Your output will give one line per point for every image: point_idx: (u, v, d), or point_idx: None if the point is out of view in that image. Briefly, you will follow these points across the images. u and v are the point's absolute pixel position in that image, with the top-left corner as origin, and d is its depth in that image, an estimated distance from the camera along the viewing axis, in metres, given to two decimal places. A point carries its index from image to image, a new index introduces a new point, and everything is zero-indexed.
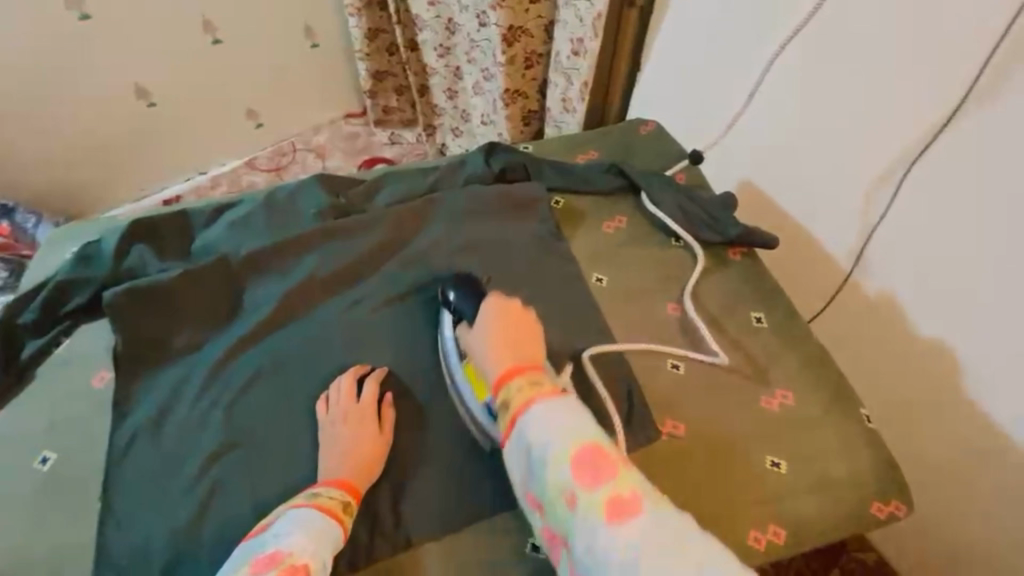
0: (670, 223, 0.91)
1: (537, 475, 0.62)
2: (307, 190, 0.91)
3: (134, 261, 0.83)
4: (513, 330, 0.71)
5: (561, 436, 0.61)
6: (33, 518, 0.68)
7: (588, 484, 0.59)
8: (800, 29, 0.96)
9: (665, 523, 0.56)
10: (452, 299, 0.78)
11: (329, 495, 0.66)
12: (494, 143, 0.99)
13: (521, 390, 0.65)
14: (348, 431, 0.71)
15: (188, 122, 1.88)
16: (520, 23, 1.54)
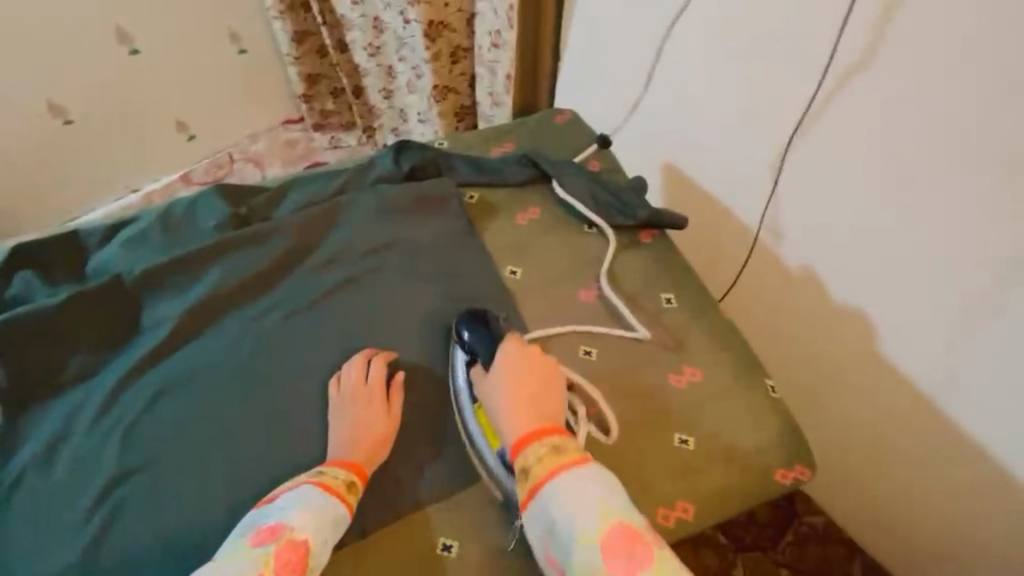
0: (581, 210, 0.91)
1: (561, 550, 0.60)
2: (206, 202, 0.88)
3: (19, 288, 0.79)
4: (533, 384, 0.69)
5: (588, 514, 0.60)
6: None
7: (617, 566, 0.57)
8: (686, 6, 0.98)
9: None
10: (466, 338, 0.75)
11: (336, 474, 0.67)
12: (404, 141, 0.97)
13: (540, 458, 0.64)
14: (351, 412, 0.71)
15: (112, 138, 1.80)
16: (442, 18, 1.52)
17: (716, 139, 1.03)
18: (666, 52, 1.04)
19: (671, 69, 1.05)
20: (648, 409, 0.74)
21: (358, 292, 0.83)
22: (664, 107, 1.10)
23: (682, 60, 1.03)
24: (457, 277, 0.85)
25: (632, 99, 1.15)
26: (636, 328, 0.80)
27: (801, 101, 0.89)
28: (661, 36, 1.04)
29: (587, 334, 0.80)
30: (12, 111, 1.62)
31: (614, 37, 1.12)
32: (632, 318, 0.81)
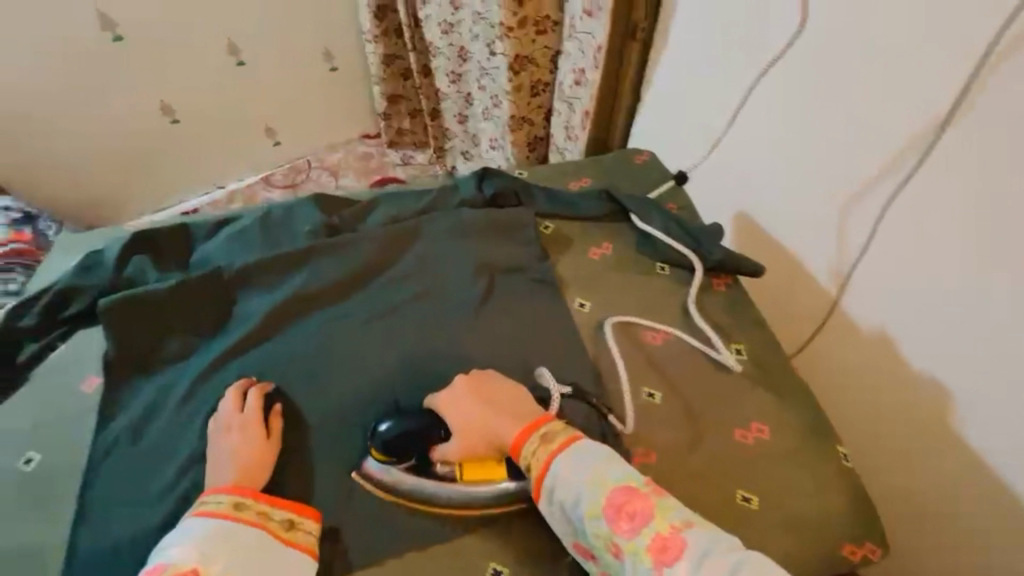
0: (673, 246, 0.91)
1: (577, 527, 0.66)
2: (303, 209, 0.94)
3: (133, 271, 0.86)
4: (483, 399, 0.73)
5: (588, 489, 0.65)
6: (12, 518, 0.69)
7: (627, 528, 0.62)
8: (780, 56, 0.98)
9: (708, 552, 0.59)
10: (387, 427, 0.72)
11: (217, 500, 0.67)
12: (486, 168, 1.02)
13: (537, 451, 0.69)
14: (229, 442, 0.71)
15: (206, 137, 2.00)
16: (528, 53, 1.58)
17: (801, 193, 1.00)
18: (755, 96, 1.04)
19: (758, 114, 1.04)
20: (711, 459, 0.72)
21: (429, 307, 0.87)
22: (742, 154, 1.09)
23: (770, 107, 1.02)
24: (526, 304, 0.88)
25: (713, 140, 1.14)
26: (719, 352, 0.81)
27: (906, 167, 0.85)
28: (749, 85, 1.05)
29: (652, 375, 0.79)
30: (130, 109, 1.85)
31: (700, 83, 1.15)
32: (718, 342, 0.82)
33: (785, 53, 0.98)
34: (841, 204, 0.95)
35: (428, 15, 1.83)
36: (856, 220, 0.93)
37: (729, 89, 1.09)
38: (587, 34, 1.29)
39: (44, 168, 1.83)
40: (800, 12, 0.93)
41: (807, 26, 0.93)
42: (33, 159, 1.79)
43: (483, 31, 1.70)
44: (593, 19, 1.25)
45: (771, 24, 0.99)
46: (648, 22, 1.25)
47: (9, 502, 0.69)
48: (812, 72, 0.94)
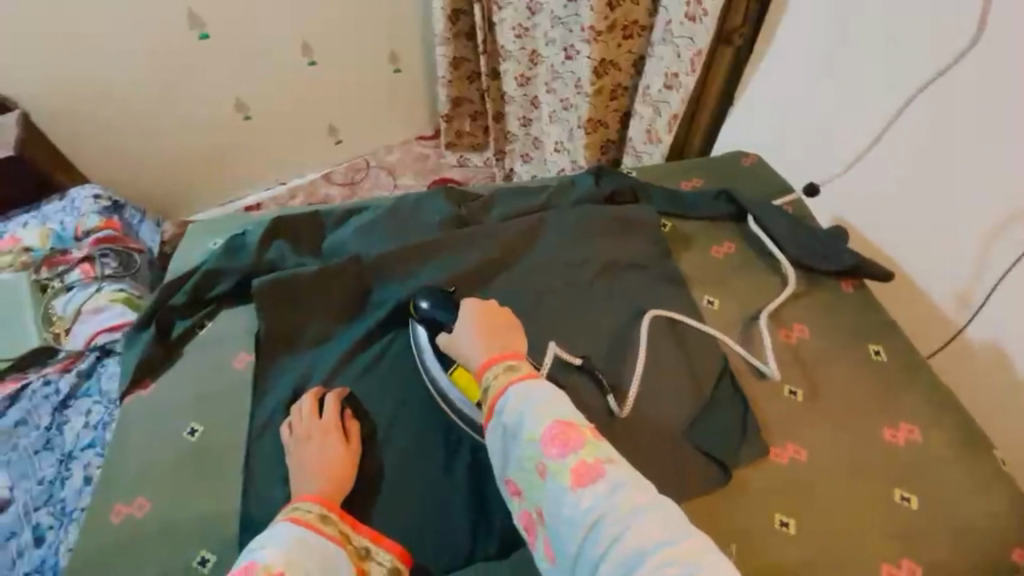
0: (779, 257, 0.92)
1: (509, 449, 0.62)
2: (430, 201, 0.97)
3: (274, 255, 0.89)
4: (495, 313, 0.74)
5: (533, 415, 0.61)
6: (182, 486, 0.71)
7: (558, 456, 0.59)
8: (941, 74, 0.94)
9: (627, 489, 0.57)
10: (422, 309, 0.79)
11: (308, 508, 0.64)
12: (602, 166, 1.03)
13: (497, 376, 0.66)
14: (310, 450, 0.70)
15: (274, 134, 2.10)
16: (612, 57, 1.60)
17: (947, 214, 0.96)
18: (909, 112, 0.99)
19: (911, 131, 0.99)
20: (867, 458, 0.72)
21: (555, 300, 0.87)
22: (885, 170, 1.04)
23: (928, 123, 0.97)
24: (651, 301, 0.88)
25: (847, 160, 1.10)
26: (767, 367, 0.80)
27: None
28: (898, 105, 1.01)
29: (790, 373, 0.80)
30: (208, 105, 1.95)
31: (834, 98, 1.11)
32: (770, 357, 0.80)
33: (947, 71, 0.93)
34: (989, 226, 0.91)
35: (502, 18, 1.85)
36: (1004, 243, 0.90)
37: (871, 108, 1.05)
38: (686, 39, 1.29)
39: (126, 159, 1.94)
40: (980, 19, 0.88)
41: (982, 38, 0.88)
42: (120, 152, 1.91)
43: (562, 35, 1.72)
44: (694, 23, 1.25)
45: (937, 34, 0.94)
46: (746, 27, 1.25)
47: (176, 471, 0.72)
48: (985, 85, 0.89)
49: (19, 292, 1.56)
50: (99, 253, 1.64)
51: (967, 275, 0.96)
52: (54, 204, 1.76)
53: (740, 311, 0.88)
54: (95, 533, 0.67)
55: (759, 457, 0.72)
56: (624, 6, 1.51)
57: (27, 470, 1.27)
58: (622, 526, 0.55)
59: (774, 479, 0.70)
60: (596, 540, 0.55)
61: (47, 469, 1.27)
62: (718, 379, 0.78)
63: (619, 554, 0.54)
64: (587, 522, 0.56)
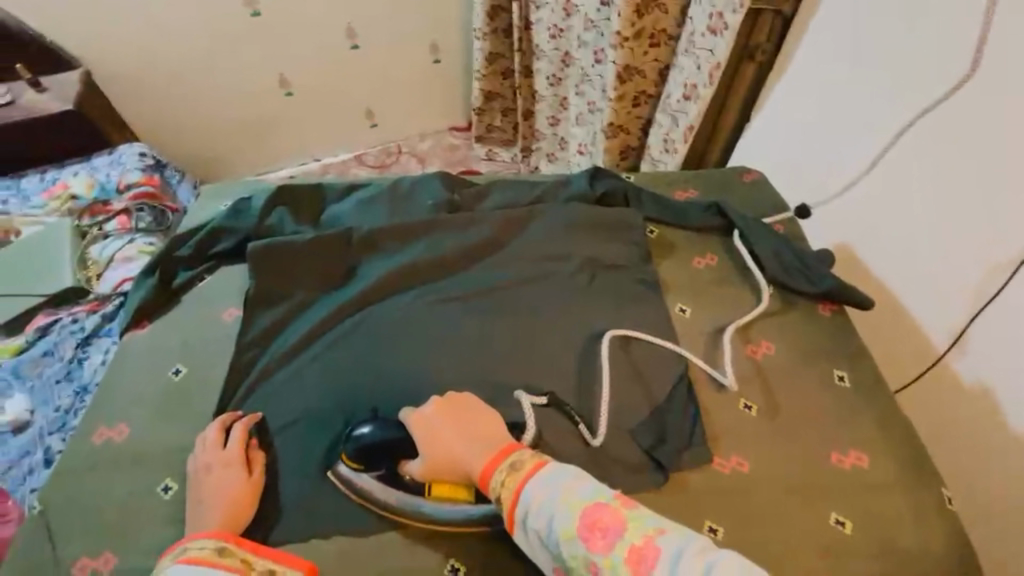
0: (759, 279, 0.92)
1: (552, 552, 0.63)
2: (427, 184, 1.01)
3: (275, 220, 0.95)
4: (459, 419, 0.71)
5: (562, 513, 0.62)
6: (159, 419, 0.77)
7: (603, 546, 0.60)
8: (937, 104, 0.93)
9: (684, 554, 0.58)
10: (363, 432, 0.72)
11: (202, 545, 0.65)
12: (598, 168, 1.05)
13: (504, 482, 0.66)
14: (214, 481, 0.70)
15: (312, 112, 2.20)
16: (638, 64, 1.60)
17: (938, 246, 0.94)
18: (905, 138, 0.98)
19: (907, 159, 0.98)
20: (809, 478, 0.72)
21: (531, 292, 0.90)
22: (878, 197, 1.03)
23: (923, 152, 0.96)
24: (625, 303, 0.89)
25: (842, 183, 1.09)
26: (724, 375, 0.80)
27: None
28: (894, 132, 1.00)
29: (747, 387, 0.80)
30: (254, 79, 2.06)
31: (836, 121, 1.10)
32: (730, 367, 0.81)
33: (942, 102, 0.93)
34: (975, 260, 0.89)
35: (538, 18, 1.89)
36: (989, 279, 0.87)
37: (870, 133, 1.04)
38: (706, 50, 1.29)
39: (175, 124, 2.07)
40: (976, 49, 0.88)
41: (977, 72, 0.88)
42: (169, 114, 2.04)
43: (593, 39, 1.74)
44: (715, 35, 1.25)
45: (937, 64, 0.93)
46: (770, 45, 1.25)
47: (157, 405, 0.78)
48: (979, 117, 0.88)
49: (60, 234, 1.67)
50: (136, 207, 1.77)
51: (962, 311, 0.92)
52: (103, 157, 1.89)
53: (709, 322, 0.88)
54: (78, 451, 0.74)
55: (699, 464, 0.73)
56: (654, 14, 1.51)
57: (47, 397, 1.40)
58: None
59: (710, 487, 0.71)
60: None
61: (64, 398, 1.40)
62: (674, 384, 0.80)
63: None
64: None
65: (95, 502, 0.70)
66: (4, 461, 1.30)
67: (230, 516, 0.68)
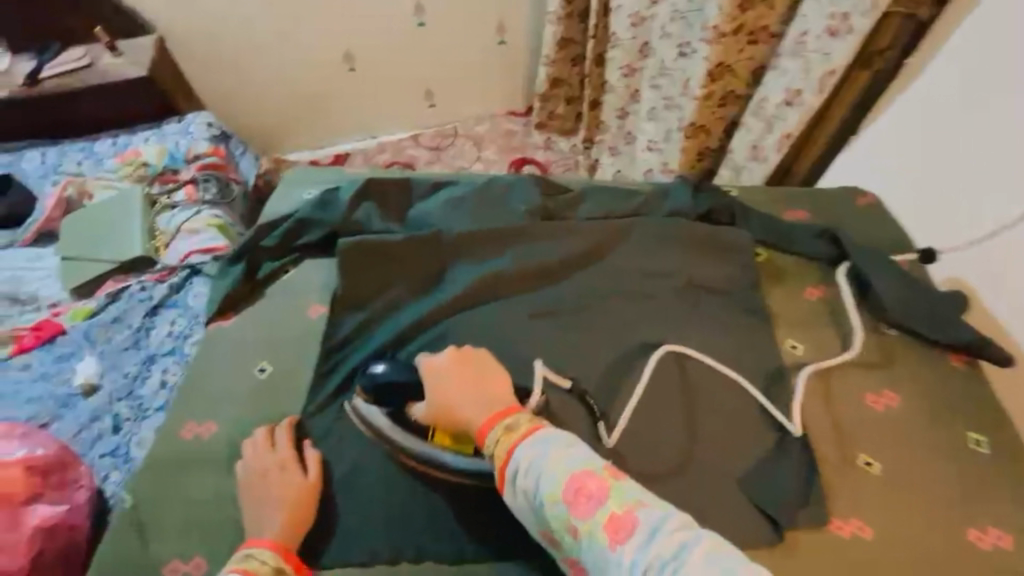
0: (856, 323, 0.83)
1: (536, 513, 0.58)
2: (520, 186, 0.96)
3: (362, 216, 0.91)
4: (467, 370, 0.68)
5: (547, 475, 0.57)
6: (246, 418, 0.76)
7: (583, 510, 0.55)
8: None
9: (666, 529, 0.52)
10: (378, 369, 0.73)
11: (262, 559, 0.61)
12: (702, 180, 0.99)
13: (499, 438, 0.62)
14: (269, 489, 0.68)
15: (373, 89, 2.17)
16: (731, 61, 1.48)
17: None
18: None
19: None
20: (942, 556, 0.65)
21: (625, 312, 0.84)
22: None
23: None
24: (728, 333, 0.83)
25: (982, 229, 0.96)
26: (787, 418, 0.74)
27: None
28: None
29: (868, 441, 0.73)
30: (319, 53, 2.03)
31: (982, 155, 0.96)
32: (791, 409, 0.75)
33: None
34: None
35: (619, 4, 1.78)
36: None
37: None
38: (819, 54, 1.17)
39: (240, 93, 2.07)
40: None
41: None
42: (234, 82, 2.04)
43: (679, 31, 1.63)
44: (836, 38, 1.13)
45: None
46: (893, 51, 1.13)
47: (244, 401, 0.77)
48: None
49: (131, 201, 1.68)
50: (203, 178, 1.76)
51: None
52: (172, 125, 1.88)
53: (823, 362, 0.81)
54: (169, 445, 0.73)
55: (815, 525, 0.67)
56: (758, 8, 1.39)
57: (116, 363, 1.43)
58: (671, 567, 0.50)
59: (827, 552, 0.65)
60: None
61: (132, 365, 1.42)
62: (785, 431, 0.74)
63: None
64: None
65: (186, 500, 0.70)
66: (75, 422, 1.34)
67: (291, 524, 0.66)
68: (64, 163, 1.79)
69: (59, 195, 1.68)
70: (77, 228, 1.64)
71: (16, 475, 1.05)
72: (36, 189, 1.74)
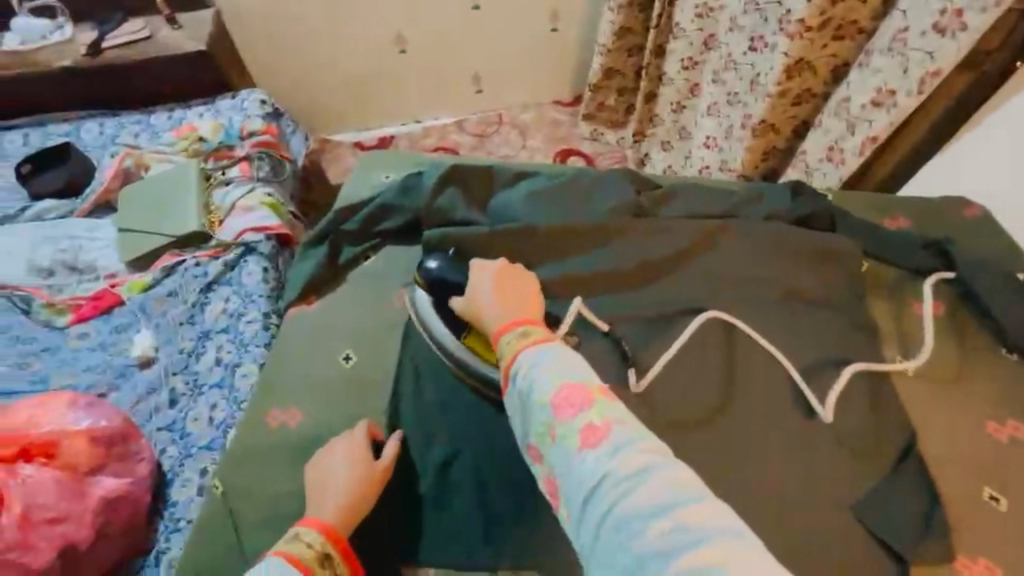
0: (925, 326, 0.80)
1: (522, 416, 0.56)
2: (609, 180, 0.92)
3: (445, 202, 0.88)
4: (506, 281, 0.67)
5: (542, 376, 0.55)
6: (331, 408, 0.74)
7: (565, 415, 0.52)
8: None
9: (636, 447, 0.49)
10: (432, 267, 0.75)
11: (308, 540, 0.58)
12: (801, 182, 0.93)
13: (511, 341, 0.60)
14: (342, 482, 0.64)
15: (421, 71, 2.13)
16: (811, 58, 1.40)
17: None
18: None
19: None
20: None
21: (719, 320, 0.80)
22: None
23: None
24: (832, 347, 0.77)
25: None
26: (819, 404, 0.72)
27: None
28: None
29: (991, 474, 0.69)
30: (370, 33, 1.99)
31: None
32: (826, 396, 0.72)
33: None
34: None
35: None
36: None
37: None
38: (921, 53, 1.09)
39: (289, 71, 2.05)
40: None
41: None
42: (283, 59, 2.01)
43: (751, 24, 1.52)
44: (943, 36, 1.04)
45: None
46: (1003, 53, 1.05)
47: (329, 390, 0.75)
48: None
49: (185, 175, 1.65)
50: (257, 155, 1.74)
51: None
52: (225, 100, 1.87)
53: (934, 385, 0.76)
54: (253, 430, 0.72)
55: (936, 561, 0.63)
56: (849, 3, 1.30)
57: (172, 337, 1.43)
58: (632, 485, 0.46)
59: None
60: (605, 503, 0.47)
61: (187, 340, 1.42)
62: (900, 458, 0.69)
63: (626, 517, 0.46)
64: (596, 484, 0.48)
65: (270, 488, 0.69)
66: (133, 392, 1.36)
67: (347, 510, 0.62)
68: (121, 134, 1.80)
69: (117, 166, 1.67)
70: (134, 200, 1.64)
71: (81, 447, 1.06)
72: (94, 159, 1.75)
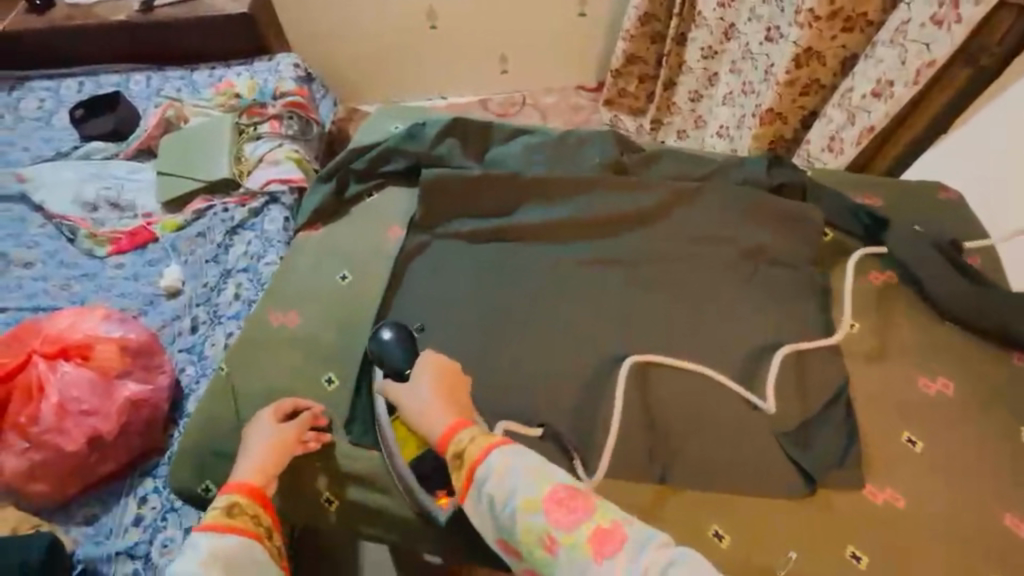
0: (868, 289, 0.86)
1: (505, 523, 0.63)
2: (599, 141, 0.99)
3: (445, 150, 0.97)
4: (446, 382, 0.71)
5: (528, 484, 0.63)
6: (323, 317, 0.84)
7: (566, 523, 0.61)
8: None
9: (651, 545, 0.59)
10: (383, 337, 0.76)
11: (217, 505, 0.67)
12: (780, 155, 0.99)
13: (472, 442, 0.66)
14: (254, 454, 0.71)
15: (450, 48, 2.21)
16: (821, 48, 1.42)
17: None
18: None
19: None
20: (973, 534, 0.68)
21: (683, 272, 0.87)
22: None
23: None
24: (782, 303, 0.84)
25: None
26: (760, 398, 0.76)
27: None
28: None
29: (914, 421, 0.76)
30: (404, 8, 2.08)
31: None
32: (765, 340, 0.81)
33: None
34: None
35: None
36: None
37: None
38: (920, 45, 1.10)
39: (325, 41, 2.16)
40: None
41: None
42: (321, 28, 2.12)
43: (770, 14, 1.56)
44: (940, 28, 1.06)
45: None
46: (1001, 48, 1.05)
47: (324, 302, 0.86)
48: None
49: (222, 127, 1.78)
50: (287, 114, 1.84)
51: None
52: (263, 63, 1.99)
53: (876, 344, 0.82)
54: (259, 330, 0.84)
55: (847, 487, 0.71)
56: None
57: (197, 273, 1.56)
58: None
59: (855, 511, 0.70)
60: None
61: (210, 277, 1.55)
62: (829, 401, 0.76)
63: None
64: None
65: (270, 380, 0.80)
66: (159, 317, 1.50)
67: (253, 470, 0.69)
68: (165, 87, 1.93)
69: (160, 116, 1.81)
70: (172, 148, 1.77)
71: (113, 352, 1.18)
72: (140, 108, 1.89)
